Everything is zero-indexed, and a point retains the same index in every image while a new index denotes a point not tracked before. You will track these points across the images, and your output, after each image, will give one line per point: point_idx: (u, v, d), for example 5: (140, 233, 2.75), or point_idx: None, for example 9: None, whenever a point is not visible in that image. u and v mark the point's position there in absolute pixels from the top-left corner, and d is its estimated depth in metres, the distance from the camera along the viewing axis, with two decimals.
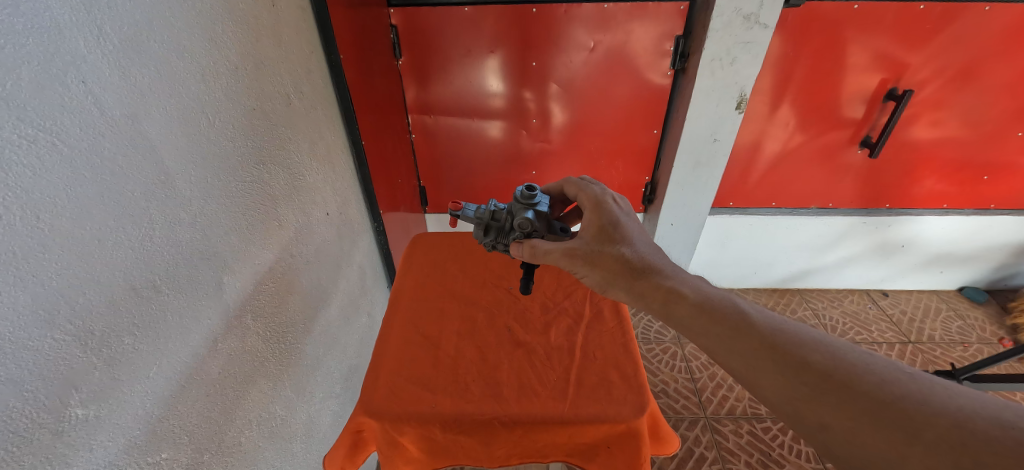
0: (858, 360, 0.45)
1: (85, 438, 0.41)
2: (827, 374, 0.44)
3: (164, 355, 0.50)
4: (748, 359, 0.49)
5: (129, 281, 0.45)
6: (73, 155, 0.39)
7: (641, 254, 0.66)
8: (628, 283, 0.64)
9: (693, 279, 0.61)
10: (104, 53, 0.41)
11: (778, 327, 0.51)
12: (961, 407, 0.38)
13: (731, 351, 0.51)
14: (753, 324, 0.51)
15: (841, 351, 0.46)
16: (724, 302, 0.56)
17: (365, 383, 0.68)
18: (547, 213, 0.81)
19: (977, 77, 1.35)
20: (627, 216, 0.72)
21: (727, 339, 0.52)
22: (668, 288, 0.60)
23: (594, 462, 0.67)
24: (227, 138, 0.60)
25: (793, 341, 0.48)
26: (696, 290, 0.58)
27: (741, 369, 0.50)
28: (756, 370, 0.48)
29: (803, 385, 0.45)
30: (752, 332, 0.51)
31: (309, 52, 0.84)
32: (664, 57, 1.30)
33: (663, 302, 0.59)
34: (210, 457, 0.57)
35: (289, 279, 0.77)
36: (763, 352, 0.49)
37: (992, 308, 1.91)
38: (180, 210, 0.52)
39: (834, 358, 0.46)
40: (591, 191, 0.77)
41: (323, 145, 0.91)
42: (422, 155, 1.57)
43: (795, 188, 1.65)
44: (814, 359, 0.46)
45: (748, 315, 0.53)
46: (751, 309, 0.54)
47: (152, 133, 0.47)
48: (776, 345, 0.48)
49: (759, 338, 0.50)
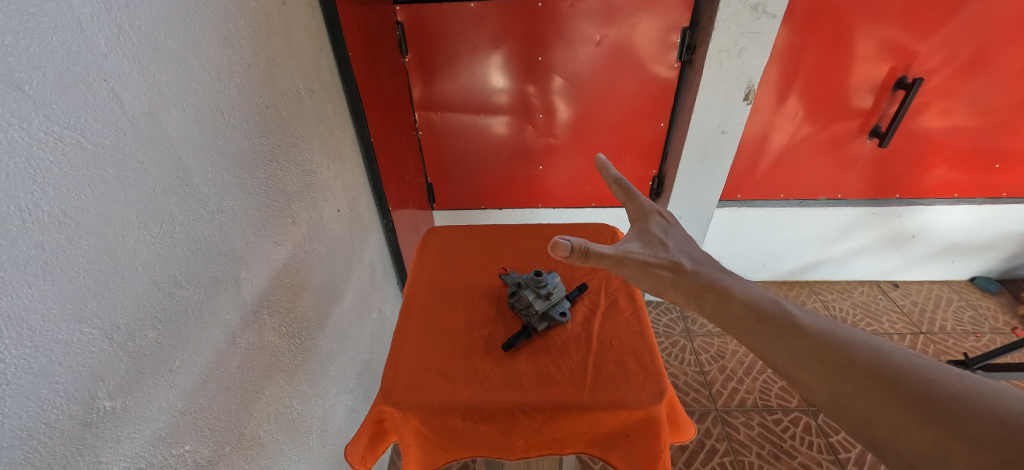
0: (904, 360, 0.45)
1: (114, 430, 0.42)
2: (872, 372, 0.44)
3: (185, 348, 0.50)
4: (795, 358, 0.49)
5: (152, 277, 0.46)
6: (96, 152, 0.39)
7: (695, 262, 0.64)
8: (679, 286, 0.62)
9: (742, 282, 0.61)
10: (123, 50, 0.42)
11: (823, 328, 0.51)
12: (1008, 407, 0.37)
13: (779, 349, 0.51)
14: (799, 325, 0.52)
15: (888, 351, 0.46)
16: (772, 304, 0.55)
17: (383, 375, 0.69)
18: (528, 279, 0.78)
19: (987, 65, 1.33)
20: (673, 229, 0.71)
21: (773, 337, 0.52)
22: (720, 288, 0.59)
23: (613, 451, 0.67)
24: (242, 136, 0.61)
25: (838, 340, 0.49)
26: (746, 292, 0.58)
27: (788, 367, 0.49)
28: (802, 367, 0.48)
29: (850, 383, 0.45)
30: (799, 331, 0.51)
31: (318, 50, 0.84)
32: (671, 49, 1.30)
33: (716, 303, 0.58)
34: (231, 450, 0.58)
35: (303, 276, 0.78)
36: (810, 351, 0.48)
37: (1005, 298, 1.88)
38: (199, 207, 0.52)
39: (879, 358, 0.45)
40: (636, 200, 0.74)
41: (333, 142, 0.91)
42: (429, 152, 1.57)
43: (804, 180, 1.63)
44: (859, 357, 0.46)
45: (795, 317, 0.53)
46: (797, 311, 0.54)
47: (170, 130, 0.48)
48: (822, 344, 0.49)
49: (806, 338, 0.50)
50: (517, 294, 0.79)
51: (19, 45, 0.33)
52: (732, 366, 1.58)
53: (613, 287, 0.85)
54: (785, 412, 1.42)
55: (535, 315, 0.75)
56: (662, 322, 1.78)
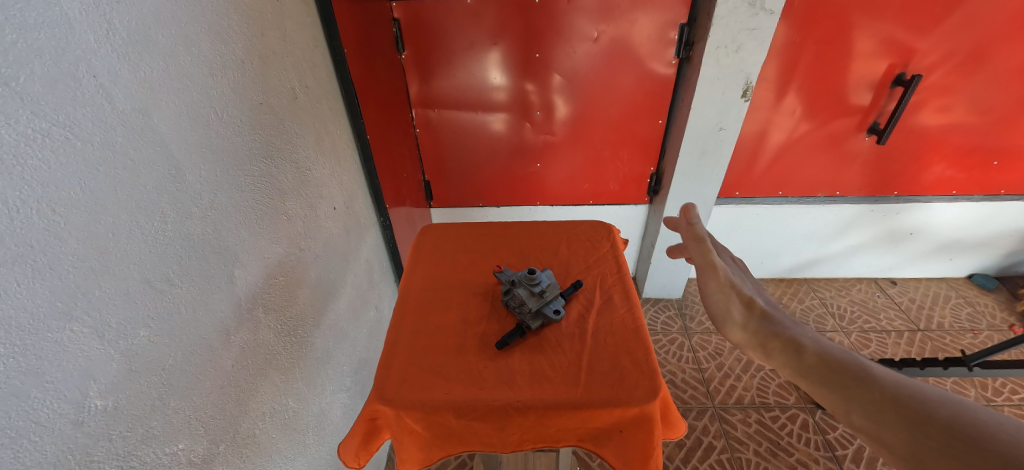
0: (992, 417, 0.36)
1: (105, 429, 0.42)
2: (952, 429, 0.37)
3: (178, 346, 0.50)
4: (865, 410, 0.43)
5: (144, 275, 0.46)
6: (85, 149, 0.39)
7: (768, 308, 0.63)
8: (749, 326, 0.60)
9: (815, 334, 0.56)
10: (113, 46, 0.42)
11: (901, 382, 0.44)
12: None
13: (847, 401, 0.45)
14: (875, 378, 0.45)
15: (973, 406, 0.38)
16: (846, 355, 0.50)
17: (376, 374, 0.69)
18: (522, 276, 0.78)
19: (985, 61, 1.33)
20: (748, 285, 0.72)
21: (841, 387, 0.46)
22: (789, 335, 0.56)
23: (607, 449, 0.68)
24: (236, 134, 0.61)
25: (914, 391, 0.42)
26: (818, 342, 0.54)
27: (859, 424, 0.43)
28: (874, 422, 0.42)
29: (929, 440, 0.37)
30: (872, 383, 0.44)
31: (313, 46, 0.83)
32: (669, 46, 1.29)
33: (784, 348, 0.55)
34: (226, 448, 0.58)
35: (299, 274, 0.78)
36: (881, 403, 0.42)
37: (1003, 295, 1.88)
38: (192, 205, 0.52)
39: (961, 412, 0.38)
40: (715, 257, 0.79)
41: (329, 139, 0.91)
42: (426, 150, 1.56)
43: (803, 177, 1.63)
44: (938, 413, 0.39)
45: (872, 371, 0.46)
46: (877, 366, 0.47)
47: (162, 128, 0.48)
48: (896, 398, 0.42)
49: (879, 391, 0.43)
50: (510, 292, 0.78)
51: (7, 41, 0.33)
52: (730, 364, 1.58)
53: (608, 285, 0.85)
54: (783, 410, 1.42)
55: (529, 313, 0.75)
56: (660, 320, 1.78)
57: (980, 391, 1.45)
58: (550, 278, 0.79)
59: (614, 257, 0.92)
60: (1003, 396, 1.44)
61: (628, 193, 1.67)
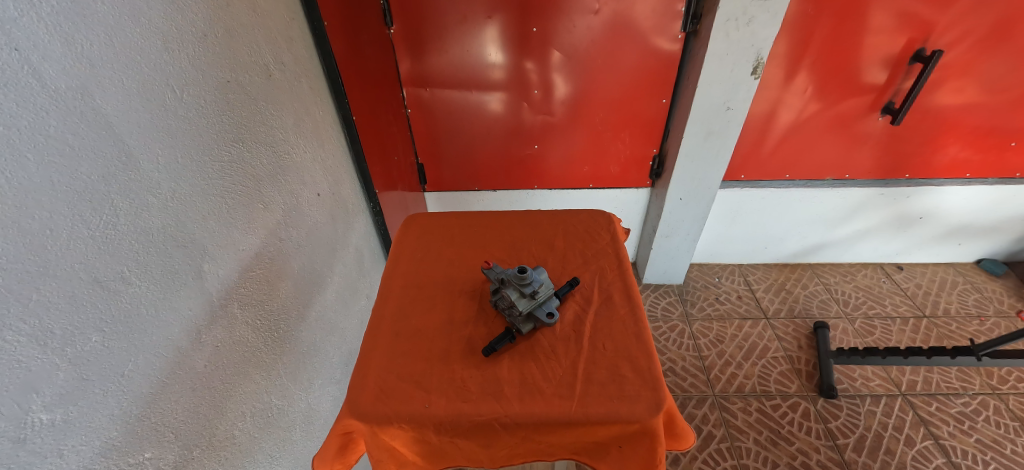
0: None
1: (54, 444, 0.37)
2: None
3: (141, 350, 0.46)
4: None
5: (92, 274, 0.41)
6: (11, 134, 0.34)
7: None
8: None
9: None
10: (39, 15, 0.36)
11: None
12: None
13: None
14: None
15: None
16: None
17: (352, 382, 0.66)
18: (512, 275, 0.72)
19: (1012, 37, 1.25)
20: None
21: None
22: None
23: (604, 463, 0.65)
24: (199, 116, 0.55)
25: None
26: None
27: None
28: None
29: None
30: None
31: (288, 18, 0.76)
32: (674, 19, 1.22)
33: None
34: (201, 453, 0.54)
35: (279, 266, 0.74)
36: None
37: (1011, 280, 1.84)
38: (148, 195, 0.47)
39: None
40: None
41: (310, 120, 0.85)
42: (419, 132, 1.50)
43: (811, 159, 1.57)
44: None
45: None
46: None
47: (108, 108, 0.42)
48: None
49: None
50: (500, 292, 0.74)
51: None
52: (731, 351, 1.56)
53: (606, 281, 0.81)
54: (785, 398, 1.41)
55: (519, 316, 0.71)
56: (660, 306, 1.75)
57: (985, 379, 1.44)
58: (542, 278, 0.74)
59: (613, 251, 0.87)
60: (1009, 384, 1.42)
61: (628, 177, 1.62)
